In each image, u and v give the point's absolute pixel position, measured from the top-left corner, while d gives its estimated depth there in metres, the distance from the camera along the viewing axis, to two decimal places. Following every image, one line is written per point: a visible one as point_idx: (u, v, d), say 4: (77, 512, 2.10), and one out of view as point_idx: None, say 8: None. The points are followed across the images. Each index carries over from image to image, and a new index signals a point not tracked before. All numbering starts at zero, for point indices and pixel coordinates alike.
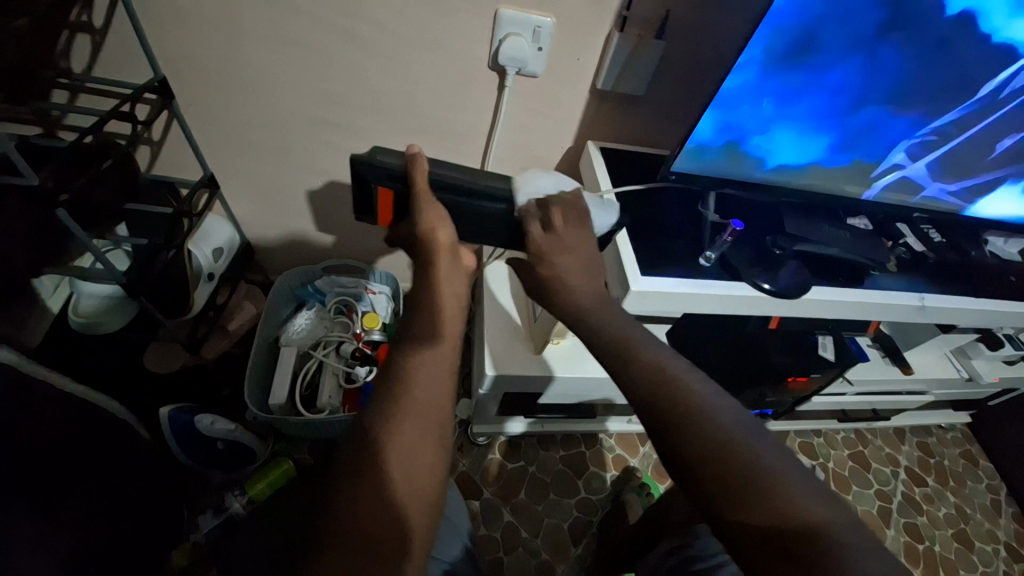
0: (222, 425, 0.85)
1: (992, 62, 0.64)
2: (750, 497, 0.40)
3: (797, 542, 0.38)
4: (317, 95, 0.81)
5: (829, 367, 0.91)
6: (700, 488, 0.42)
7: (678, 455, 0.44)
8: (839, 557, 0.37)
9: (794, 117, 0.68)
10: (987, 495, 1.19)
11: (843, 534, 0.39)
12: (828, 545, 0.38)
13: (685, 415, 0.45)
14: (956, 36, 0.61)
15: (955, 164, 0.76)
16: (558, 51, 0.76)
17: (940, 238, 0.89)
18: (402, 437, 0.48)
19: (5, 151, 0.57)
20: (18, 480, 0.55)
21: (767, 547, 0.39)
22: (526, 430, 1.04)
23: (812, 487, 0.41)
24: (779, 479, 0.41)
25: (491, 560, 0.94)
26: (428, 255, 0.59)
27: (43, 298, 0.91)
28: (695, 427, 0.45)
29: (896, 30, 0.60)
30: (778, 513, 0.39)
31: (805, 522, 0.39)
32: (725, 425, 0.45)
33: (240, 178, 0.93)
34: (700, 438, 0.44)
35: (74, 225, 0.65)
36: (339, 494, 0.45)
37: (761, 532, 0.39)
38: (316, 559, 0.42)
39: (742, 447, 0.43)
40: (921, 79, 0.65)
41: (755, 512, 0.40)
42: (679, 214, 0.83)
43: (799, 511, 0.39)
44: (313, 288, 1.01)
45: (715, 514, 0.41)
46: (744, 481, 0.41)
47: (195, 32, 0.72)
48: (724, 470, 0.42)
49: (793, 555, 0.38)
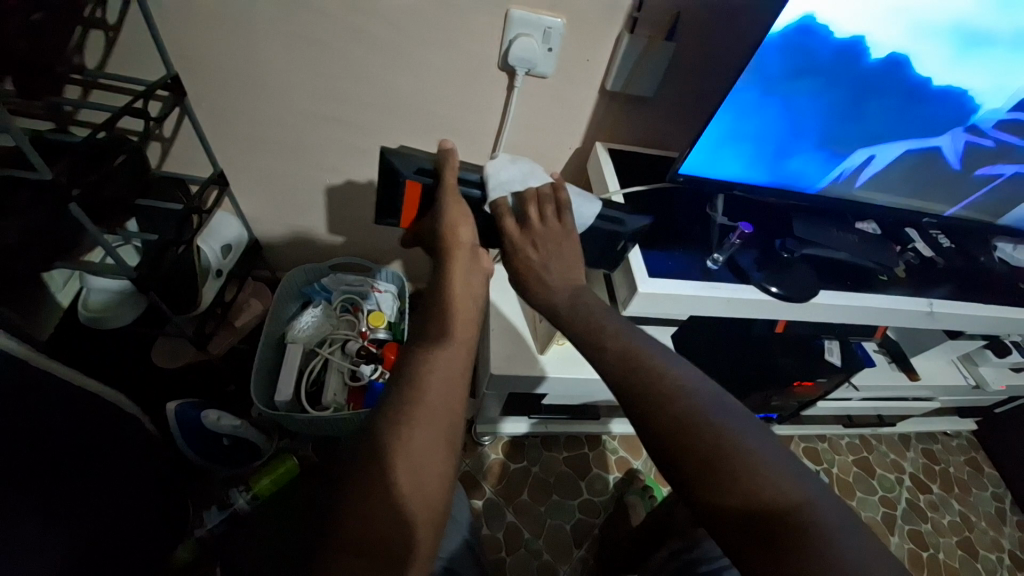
0: (228, 421, 0.86)
1: (960, 85, 0.64)
2: (727, 484, 0.43)
3: (770, 527, 0.41)
4: (327, 92, 0.81)
5: (835, 371, 0.92)
6: (681, 474, 0.45)
7: (658, 441, 0.47)
8: (811, 539, 0.40)
9: (768, 139, 0.70)
10: (992, 503, 1.18)
11: (817, 514, 0.41)
12: (802, 528, 0.41)
13: (663, 401, 0.49)
14: (918, 62, 0.61)
15: (939, 177, 0.77)
16: (569, 51, 0.76)
17: (950, 244, 0.88)
18: (409, 435, 0.48)
19: (19, 146, 0.58)
20: (28, 471, 0.56)
21: (743, 532, 0.42)
22: (529, 430, 1.03)
23: (788, 470, 0.44)
24: (753, 463, 0.44)
25: (494, 560, 0.94)
26: (445, 252, 0.60)
27: (53, 293, 0.91)
28: (673, 412, 0.48)
29: (853, 60, 0.61)
30: (753, 500, 0.42)
31: (778, 505, 0.42)
32: (703, 409, 0.48)
33: (250, 175, 0.93)
34: (678, 428, 0.47)
35: (86, 220, 0.65)
36: (349, 494, 0.45)
37: (739, 518, 0.42)
38: (323, 556, 0.43)
39: (718, 431, 0.46)
40: (888, 103, 0.66)
41: (728, 497, 0.43)
42: (687, 217, 0.82)
43: (773, 494, 0.42)
44: (320, 285, 1.01)
45: (693, 498, 0.45)
46: (721, 469, 0.44)
47: (207, 29, 0.73)
48: (702, 461, 0.45)
49: (769, 541, 0.41)
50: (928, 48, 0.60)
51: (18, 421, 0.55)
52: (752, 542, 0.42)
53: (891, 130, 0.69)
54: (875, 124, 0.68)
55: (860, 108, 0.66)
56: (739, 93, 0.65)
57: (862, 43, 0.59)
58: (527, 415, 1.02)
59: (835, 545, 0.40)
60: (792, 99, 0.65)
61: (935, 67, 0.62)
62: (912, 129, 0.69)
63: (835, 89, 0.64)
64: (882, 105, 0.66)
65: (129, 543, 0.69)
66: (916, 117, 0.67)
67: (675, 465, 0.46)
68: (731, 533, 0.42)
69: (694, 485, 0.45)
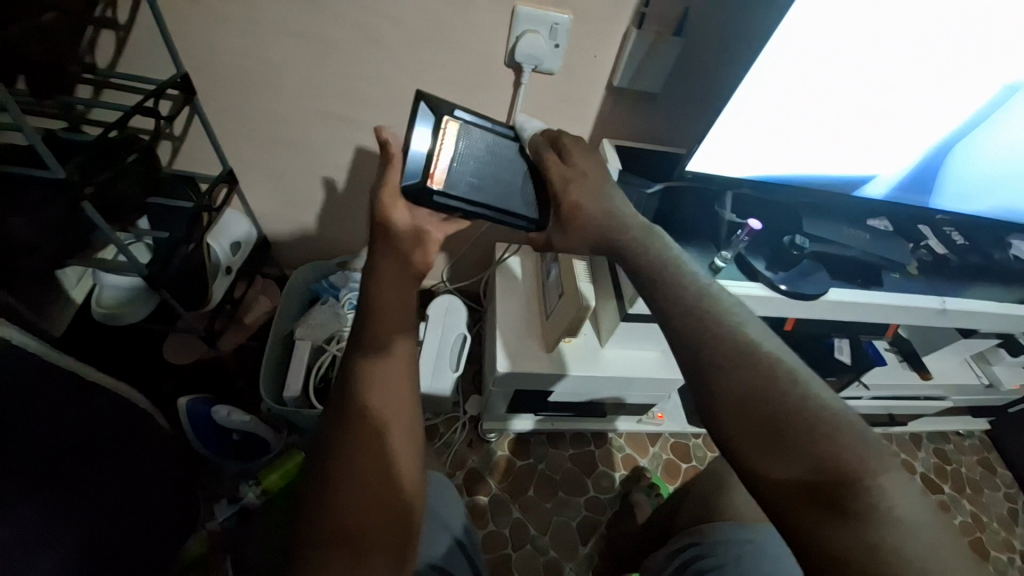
0: (238, 417, 0.87)
1: (966, 86, 0.64)
2: (788, 446, 0.39)
3: (834, 492, 0.37)
4: (334, 90, 0.81)
5: (846, 371, 0.93)
6: (730, 437, 0.41)
7: (707, 398, 0.43)
8: (881, 510, 0.36)
9: (777, 138, 0.70)
10: (1004, 504, 1.17)
11: (889, 481, 0.37)
12: (871, 495, 0.37)
13: (717, 357, 0.43)
14: (924, 64, 0.61)
15: (950, 179, 0.76)
16: (575, 47, 0.76)
17: (964, 241, 0.86)
18: (395, 428, 0.49)
19: (33, 145, 0.59)
20: (43, 465, 0.57)
21: (800, 497, 0.38)
22: (535, 427, 1.04)
23: (860, 438, 0.39)
24: (820, 421, 0.39)
25: (499, 556, 0.94)
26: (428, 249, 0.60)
27: (66, 290, 0.92)
28: (727, 370, 0.42)
29: (859, 65, 0.61)
30: (819, 462, 0.38)
31: (848, 469, 0.37)
32: (762, 368, 0.42)
33: (258, 173, 0.94)
34: (736, 385, 0.41)
35: (98, 218, 0.66)
36: (331, 491, 0.45)
37: (795, 490, 0.38)
38: (311, 549, 0.43)
39: (780, 394, 0.41)
40: (894, 106, 0.66)
41: (786, 468, 0.39)
42: (695, 213, 0.82)
43: (840, 466, 0.38)
44: (328, 283, 1.02)
45: (743, 464, 0.40)
46: (783, 426, 0.39)
47: (216, 27, 0.73)
48: (762, 415, 0.40)
49: (830, 508, 0.37)
50: (933, 50, 0.60)
51: (32, 416, 0.56)
52: (810, 507, 0.37)
53: (898, 132, 0.69)
54: (882, 127, 0.68)
55: (867, 112, 0.66)
56: (745, 96, 0.65)
57: (868, 46, 0.59)
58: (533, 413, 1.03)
59: (904, 523, 0.36)
60: (798, 102, 0.65)
61: (940, 69, 0.62)
62: (919, 131, 0.69)
63: (840, 93, 0.64)
64: (888, 109, 0.66)
65: (140, 537, 0.70)
66: (923, 119, 0.67)
67: (728, 419, 0.41)
68: (787, 501, 0.38)
69: (748, 444, 0.40)
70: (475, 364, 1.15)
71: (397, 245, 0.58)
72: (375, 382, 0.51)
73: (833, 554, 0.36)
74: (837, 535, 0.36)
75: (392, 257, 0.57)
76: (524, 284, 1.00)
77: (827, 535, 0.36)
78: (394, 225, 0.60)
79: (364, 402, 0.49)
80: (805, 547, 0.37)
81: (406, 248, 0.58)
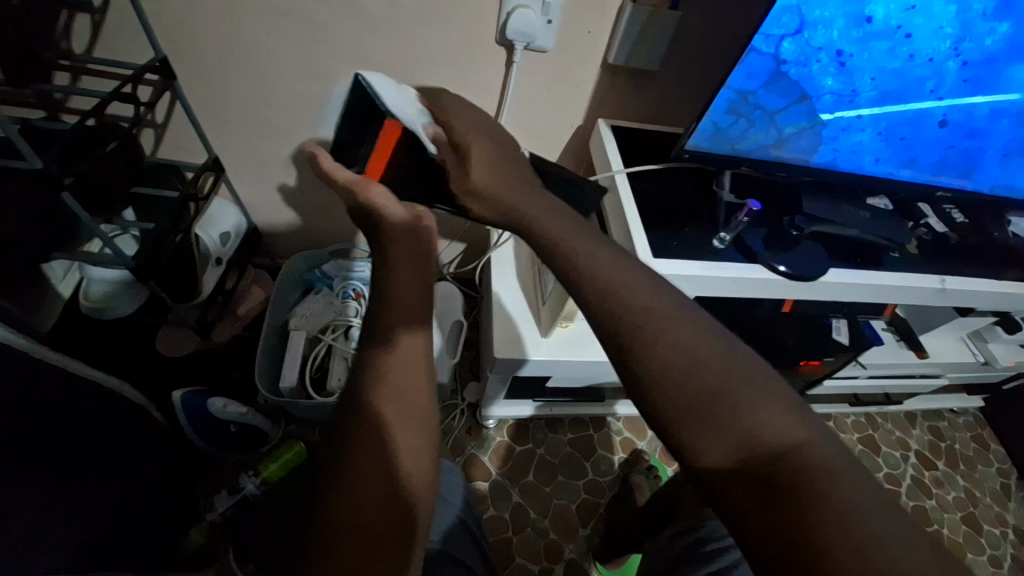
0: (234, 408, 0.86)
1: (948, 61, 0.63)
2: (721, 432, 0.41)
3: (761, 466, 0.39)
4: (320, 72, 0.79)
5: (843, 350, 0.91)
6: (668, 425, 0.42)
7: (645, 389, 0.43)
8: (806, 479, 0.38)
9: (772, 114, 0.68)
10: (997, 479, 1.19)
11: (815, 455, 0.39)
12: (801, 468, 0.39)
13: (646, 342, 0.44)
14: (909, 36, 0.61)
15: (941, 158, 0.74)
16: (568, 24, 0.74)
17: (963, 218, 0.85)
18: (390, 423, 0.47)
19: (7, 134, 0.56)
20: (38, 464, 0.56)
21: (739, 478, 0.40)
22: (533, 413, 1.04)
23: (780, 407, 0.42)
24: (753, 403, 0.41)
25: (500, 540, 0.95)
26: (410, 230, 0.53)
27: (54, 283, 0.89)
28: (654, 354, 0.43)
29: (842, 42, 0.61)
30: (750, 443, 0.40)
31: (774, 445, 0.40)
32: (689, 345, 0.44)
33: (246, 159, 0.92)
34: (666, 369, 0.43)
35: (80, 210, 0.64)
36: (329, 489, 0.44)
37: (726, 470, 0.40)
38: (308, 552, 0.42)
39: (706, 370, 0.42)
40: (882, 77, 0.64)
41: (716, 450, 0.41)
42: (692, 193, 0.80)
43: (765, 437, 0.40)
44: (321, 272, 1.01)
45: (680, 452, 0.42)
46: (715, 414, 0.41)
47: (194, 6, 0.70)
48: (695, 402, 0.42)
49: (766, 489, 0.39)
50: (909, 27, 0.60)
51: (22, 412, 0.55)
52: (743, 486, 0.40)
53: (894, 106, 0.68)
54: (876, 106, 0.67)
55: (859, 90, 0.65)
56: (737, 80, 0.64)
57: (849, 18, 0.59)
58: (532, 399, 1.02)
59: (832, 486, 0.38)
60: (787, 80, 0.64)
61: (920, 41, 0.61)
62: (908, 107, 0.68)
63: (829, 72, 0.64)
64: (874, 86, 0.65)
65: (136, 534, 0.69)
66: (911, 93, 0.66)
67: (664, 413, 0.42)
68: (722, 481, 0.40)
69: (683, 433, 0.41)
70: (471, 350, 1.15)
71: (380, 230, 0.53)
72: (366, 377, 0.49)
73: (772, 532, 0.37)
74: (776, 514, 0.38)
75: (382, 245, 0.53)
76: (518, 268, 0.99)
77: (763, 514, 0.38)
78: (383, 216, 0.53)
79: (360, 398, 0.49)
80: (747, 529, 0.39)
81: (387, 234, 0.53)
